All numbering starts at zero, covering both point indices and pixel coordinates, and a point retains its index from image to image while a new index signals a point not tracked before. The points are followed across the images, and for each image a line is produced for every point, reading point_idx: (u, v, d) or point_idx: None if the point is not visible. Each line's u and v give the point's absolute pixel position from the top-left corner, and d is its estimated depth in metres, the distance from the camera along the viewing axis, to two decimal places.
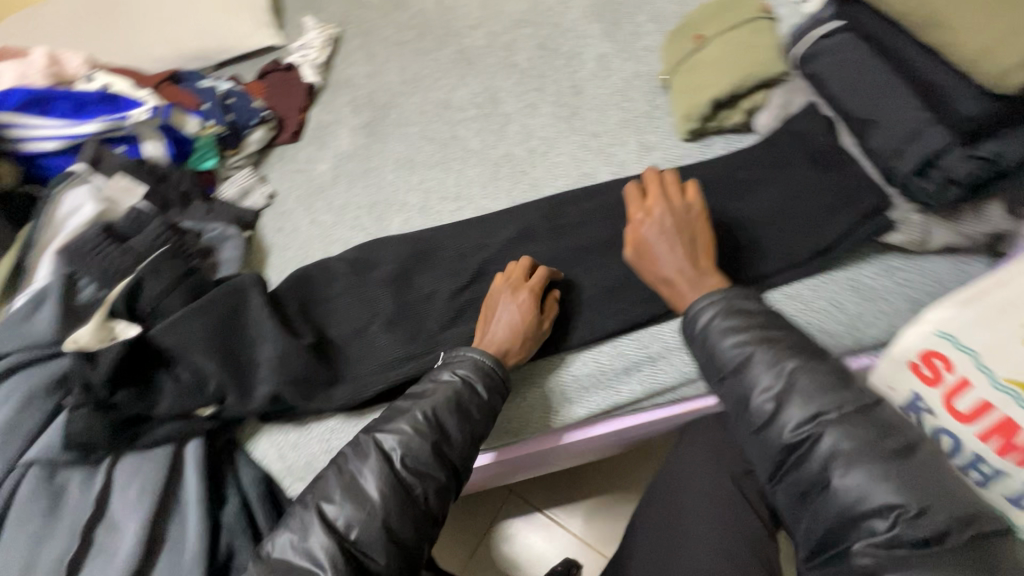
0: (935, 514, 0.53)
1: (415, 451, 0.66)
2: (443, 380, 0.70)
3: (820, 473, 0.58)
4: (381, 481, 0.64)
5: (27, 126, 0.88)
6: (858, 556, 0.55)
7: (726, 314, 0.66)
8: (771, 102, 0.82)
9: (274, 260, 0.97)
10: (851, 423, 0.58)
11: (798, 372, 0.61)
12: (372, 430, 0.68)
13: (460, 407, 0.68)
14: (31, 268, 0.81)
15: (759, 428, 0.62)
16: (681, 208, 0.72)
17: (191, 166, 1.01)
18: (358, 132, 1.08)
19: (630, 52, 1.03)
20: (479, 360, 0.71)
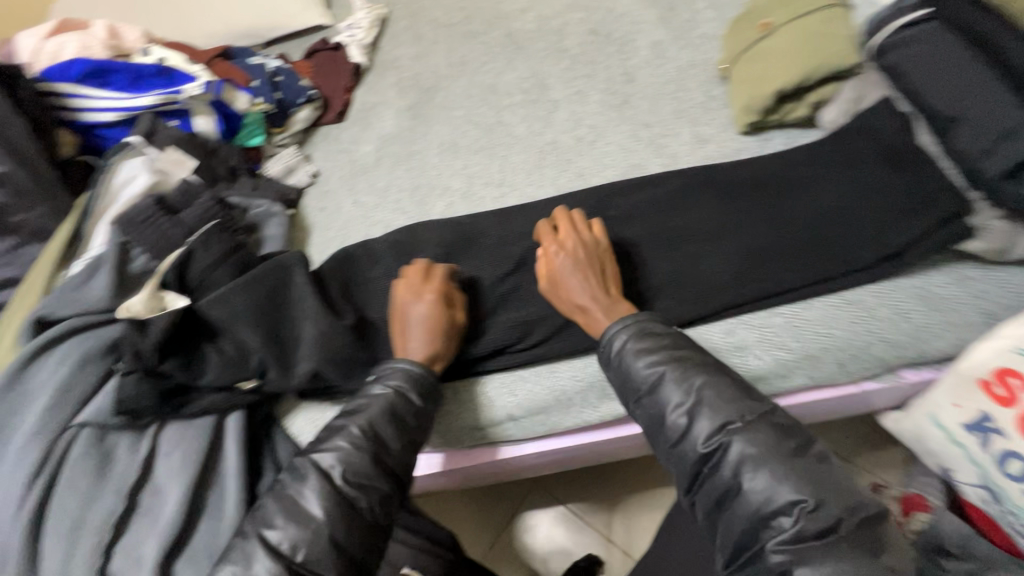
0: (833, 508, 0.53)
1: (353, 464, 0.62)
2: (372, 393, 0.66)
3: (730, 480, 0.56)
4: (324, 501, 0.60)
5: (87, 96, 0.91)
6: (773, 555, 0.52)
7: (638, 338, 0.65)
8: (840, 97, 0.78)
9: (316, 239, 0.97)
10: (760, 430, 0.57)
11: (705, 388, 0.61)
12: (309, 453, 0.63)
13: (395, 415, 0.65)
14: (88, 235, 0.82)
15: (678, 444, 0.60)
16: (591, 242, 0.72)
17: (239, 142, 1.02)
18: (402, 114, 1.08)
19: (686, 40, 0.99)
20: (409, 367, 0.68)
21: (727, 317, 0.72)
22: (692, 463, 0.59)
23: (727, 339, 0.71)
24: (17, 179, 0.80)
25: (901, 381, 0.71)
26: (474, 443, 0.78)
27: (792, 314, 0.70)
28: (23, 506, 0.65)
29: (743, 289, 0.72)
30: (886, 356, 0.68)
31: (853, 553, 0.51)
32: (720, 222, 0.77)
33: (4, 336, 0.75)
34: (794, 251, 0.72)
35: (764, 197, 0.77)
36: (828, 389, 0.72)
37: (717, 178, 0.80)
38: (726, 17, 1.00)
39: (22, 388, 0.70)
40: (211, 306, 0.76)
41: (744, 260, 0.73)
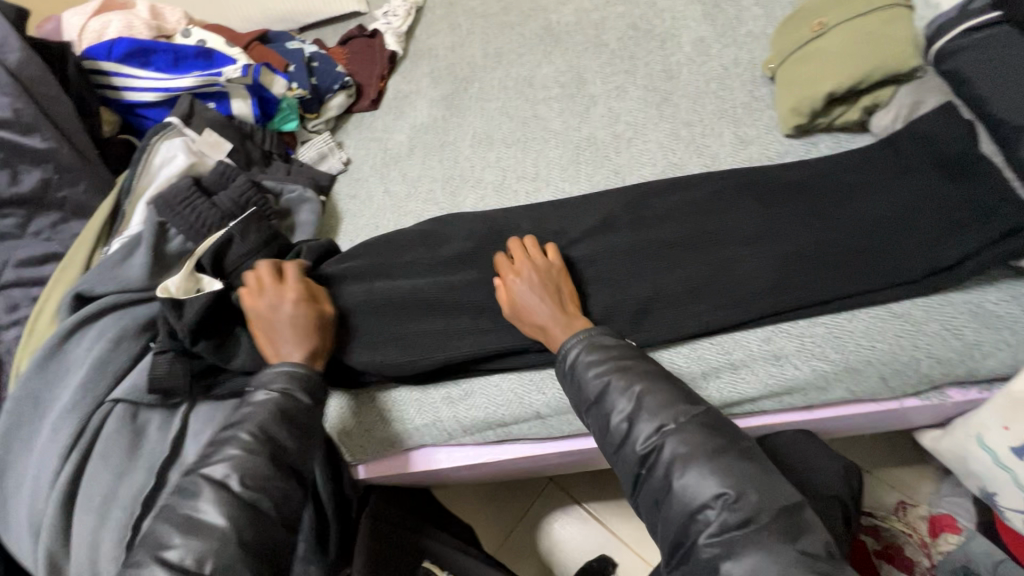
0: (754, 497, 0.55)
1: (248, 469, 0.58)
2: (257, 400, 0.63)
3: (664, 479, 0.59)
4: (222, 511, 0.56)
5: (129, 75, 0.92)
6: (705, 547, 0.54)
7: (591, 350, 0.66)
8: (896, 102, 0.75)
9: (347, 227, 0.97)
10: (690, 431, 0.59)
11: (646, 394, 0.63)
12: (198, 469, 0.59)
13: (286, 415, 0.63)
14: (127, 213, 0.82)
15: (621, 450, 0.62)
16: (544, 264, 0.74)
17: (274, 127, 1.03)
18: (436, 104, 1.07)
19: (731, 38, 0.96)
20: (293, 369, 0.66)
21: (766, 324, 0.70)
22: (632, 467, 0.61)
23: (764, 347, 0.69)
24: (62, 156, 0.79)
25: (946, 400, 0.69)
26: (499, 438, 0.77)
27: (834, 324, 0.68)
28: (58, 478, 0.66)
29: (784, 296, 0.69)
30: (933, 373, 0.66)
31: (773, 540, 0.53)
32: (763, 225, 0.74)
33: (43, 308, 0.75)
34: (840, 260, 0.70)
35: (812, 202, 0.74)
36: (867, 403, 0.70)
37: (759, 183, 0.77)
38: (773, 15, 0.97)
39: (60, 360, 0.71)
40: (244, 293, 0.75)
41: (782, 264, 0.71)
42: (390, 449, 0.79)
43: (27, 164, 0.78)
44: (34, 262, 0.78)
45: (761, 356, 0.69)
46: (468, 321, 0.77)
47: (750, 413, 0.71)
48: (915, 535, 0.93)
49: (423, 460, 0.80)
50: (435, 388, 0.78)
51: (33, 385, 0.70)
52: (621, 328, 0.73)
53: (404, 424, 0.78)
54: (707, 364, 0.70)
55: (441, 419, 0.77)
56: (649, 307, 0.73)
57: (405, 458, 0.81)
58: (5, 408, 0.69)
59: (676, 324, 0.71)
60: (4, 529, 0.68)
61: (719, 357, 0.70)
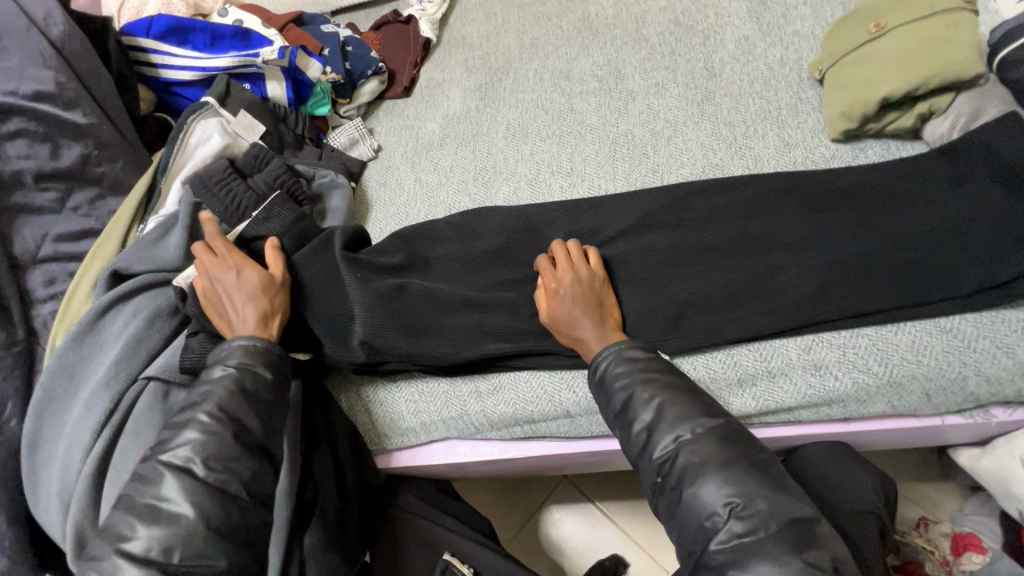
0: (763, 506, 0.54)
1: (210, 453, 0.57)
2: (213, 378, 0.62)
3: (676, 487, 0.58)
4: (187, 497, 0.55)
5: (168, 54, 0.91)
6: (715, 554, 0.54)
7: (620, 362, 0.65)
8: (953, 109, 0.73)
9: (377, 215, 0.96)
10: (705, 440, 0.58)
11: (667, 405, 0.61)
12: (157, 455, 0.58)
13: (245, 391, 0.61)
14: (162, 192, 0.83)
15: (639, 458, 0.62)
16: (587, 274, 0.73)
17: (306, 111, 1.02)
18: (470, 94, 1.05)
19: (778, 37, 0.94)
20: (248, 343, 0.64)
21: (807, 333, 0.69)
22: (650, 475, 0.61)
23: (805, 356, 0.68)
24: (102, 132, 0.80)
25: (990, 420, 0.67)
26: (526, 435, 0.77)
27: (878, 336, 0.67)
28: (89, 455, 0.65)
29: (827, 305, 0.68)
30: (979, 392, 0.64)
31: (779, 550, 0.52)
32: (808, 231, 0.73)
33: (79, 282, 0.75)
34: (886, 271, 0.68)
35: (857, 211, 0.73)
36: (908, 418, 0.68)
37: (804, 187, 0.76)
38: (822, 15, 0.94)
39: (96, 336, 0.71)
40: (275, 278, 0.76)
41: (825, 273, 0.70)
42: (415, 439, 0.79)
43: (68, 139, 0.77)
44: (71, 238, 0.77)
45: (801, 366, 0.68)
46: (501, 317, 0.77)
47: (785, 421, 0.70)
48: (937, 552, 0.92)
49: (448, 452, 0.80)
50: (463, 382, 0.78)
51: (67, 359, 0.70)
52: (657, 333, 0.71)
53: (430, 416, 0.77)
54: (744, 371, 0.69)
55: (468, 413, 0.76)
56: (685, 312, 0.72)
57: (430, 449, 0.81)
58: (39, 381, 0.69)
59: (713, 329, 0.70)
60: (32, 505, 0.67)
61: (757, 364, 0.69)
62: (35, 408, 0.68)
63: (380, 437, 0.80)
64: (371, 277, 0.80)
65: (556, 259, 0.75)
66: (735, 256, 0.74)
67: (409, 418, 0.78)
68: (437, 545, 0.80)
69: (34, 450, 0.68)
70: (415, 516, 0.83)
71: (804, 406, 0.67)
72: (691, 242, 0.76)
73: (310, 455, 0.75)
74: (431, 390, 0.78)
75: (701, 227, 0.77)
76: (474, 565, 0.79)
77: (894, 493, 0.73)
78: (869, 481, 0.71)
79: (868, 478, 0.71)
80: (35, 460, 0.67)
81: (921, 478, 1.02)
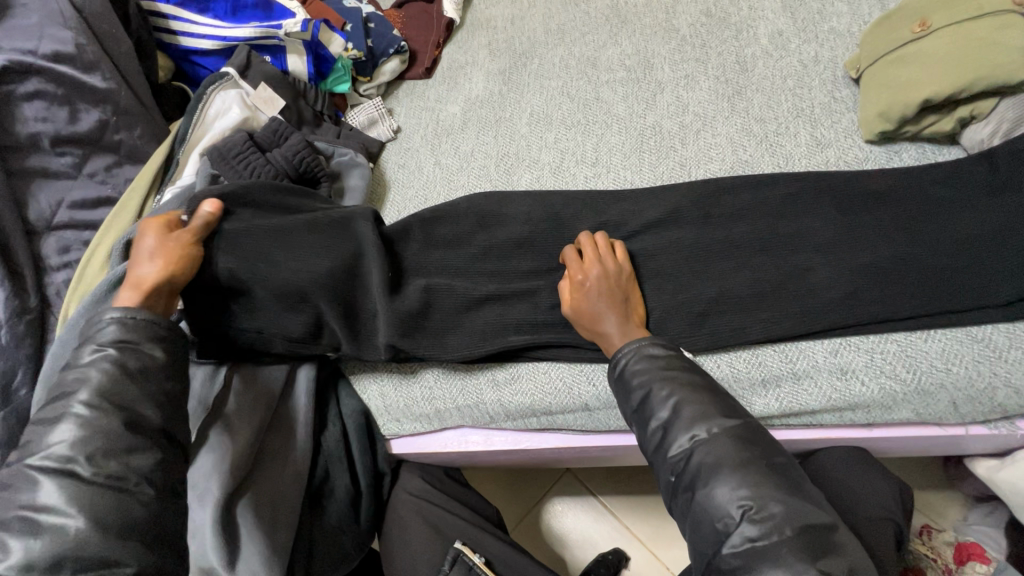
0: (778, 510, 0.52)
1: (96, 447, 0.50)
2: (84, 362, 0.54)
3: (689, 486, 0.57)
4: (68, 497, 0.48)
5: (188, 20, 0.89)
6: (727, 558, 0.52)
7: (641, 359, 0.64)
8: (997, 114, 0.72)
9: (395, 197, 0.94)
10: (722, 440, 0.56)
11: (684, 402, 0.60)
12: (26, 458, 0.50)
13: (130, 374, 0.54)
14: (180, 163, 0.81)
15: (655, 456, 0.60)
16: (614, 268, 0.71)
17: (326, 87, 1.00)
18: (493, 77, 1.03)
19: (813, 33, 0.91)
20: (125, 317, 0.56)
21: (834, 336, 0.68)
22: (664, 474, 0.60)
23: (831, 359, 0.67)
24: (120, 98, 0.78)
25: (1014, 431, 0.67)
26: (541, 426, 0.76)
27: (907, 343, 0.66)
28: None
29: (857, 309, 0.67)
30: (1008, 403, 0.63)
31: (794, 558, 0.50)
32: (840, 233, 0.72)
33: (92, 252, 0.73)
34: (917, 278, 0.68)
35: (889, 215, 0.72)
36: (931, 426, 0.68)
37: (838, 189, 0.75)
38: (859, 13, 0.92)
39: None
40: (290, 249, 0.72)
41: (856, 277, 0.69)
42: (428, 426, 0.78)
43: (86, 103, 0.75)
44: (87, 206, 0.76)
45: (827, 370, 0.67)
46: (523, 306, 0.76)
47: (806, 424, 0.69)
48: (940, 560, 0.90)
49: (459, 440, 0.79)
50: (480, 371, 0.76)
51: (80, 329, 0.68)
52: (680, 330, 0.71)
53: (446, 403, 0.77)
54: (769, 372, 0.68)
55: (484, 401, 0.75)
56: (710, 310, 0.71)
57: (442, 436, 0.80)
58: (50, 351, 0.68)
59: (738, 327, 0.69)
60: None
61: (783, 366, 0.68)
62: (44, 377, 0.67)
63: (395, 421, 0.79)
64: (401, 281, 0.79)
65: (582, 252, 0.74)
66: (762, 256, 0.73)
67: (430, 408, 0.77)
68: (449, 535, 0.79)
69: None
70: (424, 502, 0.82)
71: (827, 410, 0.67)
72: (719, 238, 0.75)
73: (321, 435, 0.76)
74: (449, 378, 0.77)
75: (730, 224, 0.76)
76: (485, 554, 0.78)
77: (910, 500, 0.74)
78: (887, 486, 0.71)
79: (886, 484, 0.72)
80: None
81: (929, 486, 1.00)
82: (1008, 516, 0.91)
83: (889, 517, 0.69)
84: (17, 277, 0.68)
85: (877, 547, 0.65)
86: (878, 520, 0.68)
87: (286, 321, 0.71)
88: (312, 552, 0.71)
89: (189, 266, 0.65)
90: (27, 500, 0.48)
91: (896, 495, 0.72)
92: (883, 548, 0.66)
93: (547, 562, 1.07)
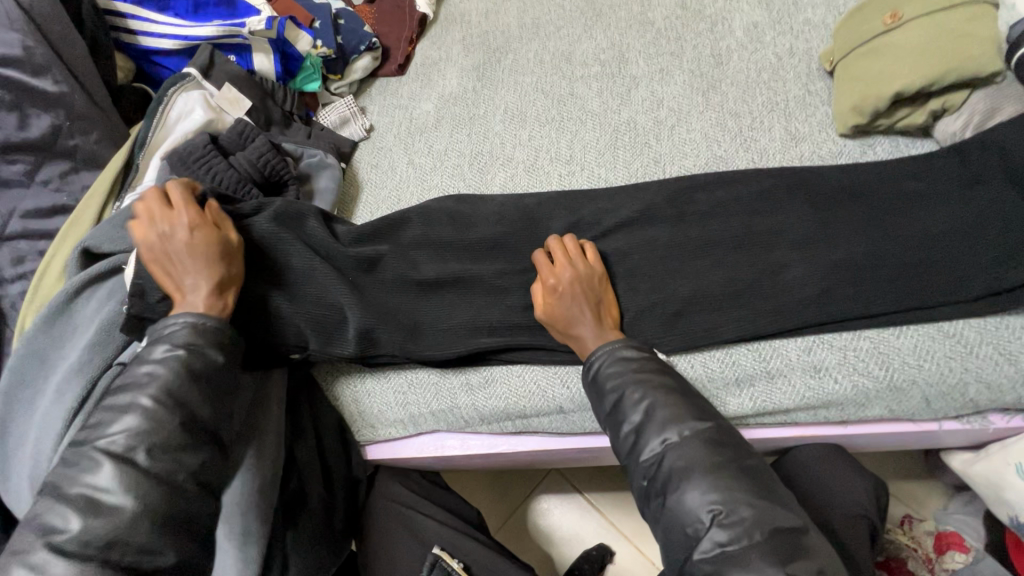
0: (748, 513, 0.52)
1: (156, 441, 0.53)
2: (156, 358, 0.56)
3: (661, 490, 0.56)
4: (124, 484, 0.51)
5: (148, 19, 0.86)
6: (698, 564, 0.52)
7: (614, 362, 0.63)
8: (968, 107, 0.72)
9: (367, 198, 0.92)
10: (693, 444, 0.56)
11: (657, 405, 0.59)
12: (90, 441, 0.53)
13: (194, 376, 0.56)
14: (140, 168, 0.79)
15: (628, 459, 0.60)
16: (586, 269, 0.70)
17: (296, 86, 0.98)
18: (466, 74, 1.01)
19: (788, 25, 0.90)
20: (197, 321, 0.58)
21: (808, 334, 0.68)
22: (636, 478, 0.59)
23: (804, 357, 0.67)
24: (75, 102, 0.75)
25: (987, 426, 0.67)
26: (517, 430, 0.75)
27: (879, 339, 0.66)
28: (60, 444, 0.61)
29: (830, 305, 0.67)
30: (979, 399, 0.63)
31: (762, 562, 0.49)
32: (814, 229, 0.72)
33: (50, 262, 0.71)
34: (890, 273, 0.67)
35: (864, 210, 0.71)
36: (905, 423, 0.67)
37: (812, 184, 0.74)
38: (833, 4, 0.91)
39: (67, 320, 0.68)
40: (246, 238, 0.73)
41: (830, 273, 0.69)
42: (404, 431, 0.77)
43: (37, 108, 0.72)
44: (44, 214, 0.74)
45: (801, 367, 0.66)
46: (496, 307, 0.75)
47: (781, 423, 0.69)
48: (921, 550, 0.90)
49: (436, 445, 0.78)
50: (455, 374, 0.76)
51: (39, 343, 0.67)
52: (653, 331, 0.70)
53: (419, 408, 0.75)
54: (742, 371, 0.67)
55: (458, 406, 0.74)
56: (684, 309, 0.70)
57: (418, 441, 0.79)
58: (8, 364, 0.66)
59: (712, 326, 0.69)
60: (3, 494, 0.64)
61: (756, 364, 0.67)
62: (3, 392, 0.65)
63: (365, 428, 0.78)
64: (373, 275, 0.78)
65: (550, 255, 0.73)
66: (736, 252, 0.72)
67: (404, 412, 0.76)
68: (427, 539, 0.79)
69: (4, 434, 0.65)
70: (402, 508, 0.81)
71: (800, 408, 0.66)
72: (693, 236, 0.74)
73: (294, 445, 0.75)
74: (424, 382, 0.76)
75: (704, 223, 0.75)
76: (463, 559, 0.77)
77: (885, 495, 0.74)
78: (863, 482, 0.72)
79: (863, 480, 0.72)
80: (6, 446, 0.65)
81: (911, 475, 0.99)
82: (986, 506, 0.92)
83: (864, 512, 0.70)
84: None
85: (850, 545, 0.66)
86: (852, 517, 0.69)
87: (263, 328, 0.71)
88: (285, 563, 0.69)
89: (223, 249, 0.63)
90: (89, 482, 0.51)
91: (873, 491, 0.72)
92: (856, 544, 0.66)
93: (533, 560, 1.06)
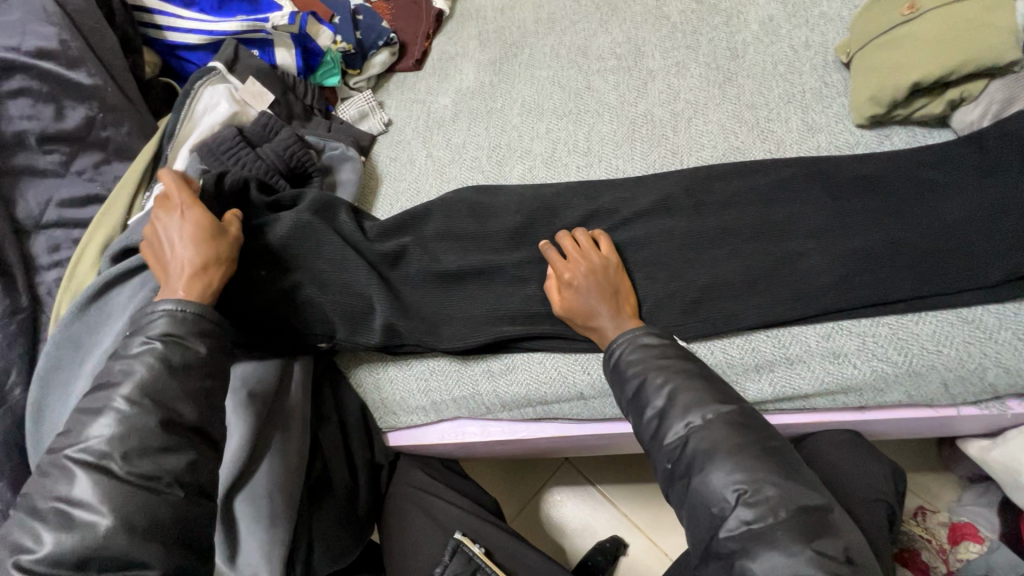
0: (773, 492, 0.53)
1: (132, 446, 0.50)
2: (133, 353, 0.54)
3: (685, 471, 0.57)
4: (101, 495, 0.49)
5: (174, 15, 0.88)
6: (724, 542, 0.53)
7: (635, 348, 0.64)
8: (986, 96, 0.73)
9: (387, 190, 0.94)
10: (716, 426, 0.57)
11: (680, 389, 0.60)
12: (64, 449, 0.51)
13: (173, 370, 0.53)
14: (169, 159, 0.80)
15: (651, 444, 0.61)
16: (601, 261, 0.72)
17: (316, 81, 0.99)
18: (483, 68, 1.02)
19: (803, 19, 0.91)
20: (175, 308, 0.56)
21: (826, 320, 0.69)
22: (660, 462, 0.60)
23: (824, 343, 0.68)
24: (107, 94, 0.77)
25: (1005, 411, 0.68)
26: (537, 416, 0.76)
27: (899, 325, 0.67)
28: None
29: (849, 292, 0.68)
30: (998, 383, 0.64)
31: (789, 539, 0.50)
32: (832, 217, 0.72)
33: (83, 252, 0.73)
34: (908, 261, 0.68)
35: (880, 199, 0.72)
36: (924, 409, 0.68)
37: (829, 174, 0.75)
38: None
39: (99, 308, 0.69)
40: (277, 227, 0.75)
41: (848, 261, 0.69)
42: (425, 418, 0.78)
43: (72, 100, 0.74)
44: (76, 204, 0.76)
45: (819, 354, 0.68)
46: (516, 297, 0.76)
47: (800, 409, 0.70)
48: (934, 541, 0.90)
49: (457, 432, 0.79)
50: (476, 361, 0.77)
51: (73, 329, 0.68)
52: (673, 319, 0.71)
53: (441, 395, 0.77)
54: (762, 357, 0.68)
55: (480, 392, 0.76)
56: (703, 297, 0.71)
57: (440, 428, 0.80)
58: (43, 351, 0.68)
59: (731, 314, 0.70)
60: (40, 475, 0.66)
61: (775, 351, 0.68)
62: (39, 377, 0.67)
63: (386, 415, 0.79)
64: (395, 265, 0.79)
65: (566, 249, 0.74)
66: (754, 242, 0.73)
67: (427, 399, 0.77)
68: (448, 526, 0.80)
69: (38, 419, 0.66)
70: (424, 494, 0.83)
71: (820, 394, 0.67)
72: (711, 226, 0.75)
73: (318, 430, 0.77)
74: (445, 370, 0.77)
75: (722, 213, 0.76)
76: (484, 545, 0.78)
77: (903, 483, 0.74)
78: (881, 468, 0.72)
79: (880, 466, 0.72)
80: (40, 430, 0.66)
81: (925, 466, 1.00)
82: (1001, 496, 0.93)
83: (883, 498, 0.70)
84: (9, 278, 0.69)
85: (870, 528, 0.67)
86: (872, 503, 0.69)
87: (289, 316, 0.72)
88: (312, 545, 0.71)
89: (218, 241, 0.63)
90: (62, 494, 0.49)
91: (890, 478, 0.73)
92: (875, 528, 0.67)
93: (547, 551, 1.08)
